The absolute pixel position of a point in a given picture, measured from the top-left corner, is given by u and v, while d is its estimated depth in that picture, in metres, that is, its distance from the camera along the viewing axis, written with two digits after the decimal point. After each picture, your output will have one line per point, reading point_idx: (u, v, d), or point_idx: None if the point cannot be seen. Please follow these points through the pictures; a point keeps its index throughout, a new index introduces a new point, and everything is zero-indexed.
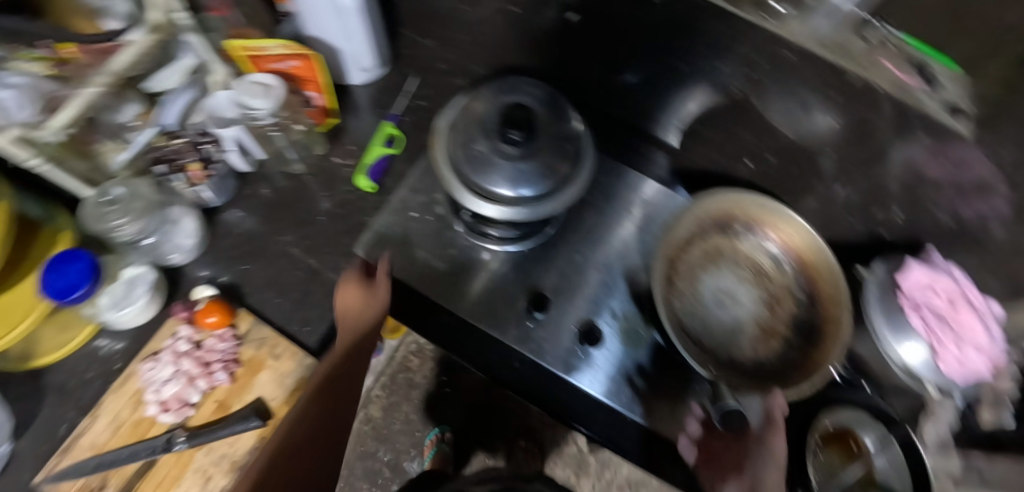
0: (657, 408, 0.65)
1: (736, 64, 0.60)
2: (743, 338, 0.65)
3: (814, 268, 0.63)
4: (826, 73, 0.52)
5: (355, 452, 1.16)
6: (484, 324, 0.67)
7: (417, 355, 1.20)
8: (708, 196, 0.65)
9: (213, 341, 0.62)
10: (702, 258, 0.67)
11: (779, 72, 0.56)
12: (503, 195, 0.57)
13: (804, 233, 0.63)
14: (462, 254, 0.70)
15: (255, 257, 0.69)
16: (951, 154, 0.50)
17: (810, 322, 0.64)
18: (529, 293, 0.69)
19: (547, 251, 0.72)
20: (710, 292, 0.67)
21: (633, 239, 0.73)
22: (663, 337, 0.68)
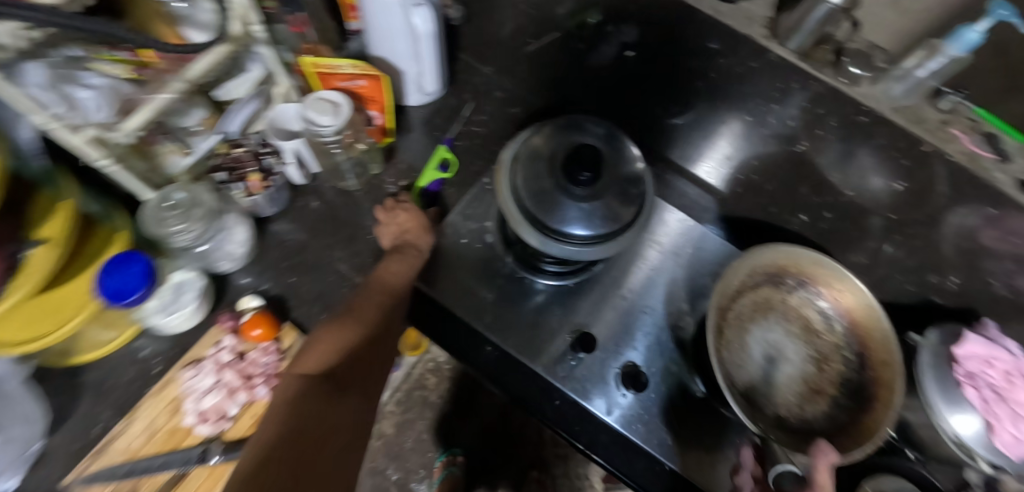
0: (699, 460, 0.63)
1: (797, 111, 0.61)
2: (788, 395, 0.64)
3: (868, 331, 0.62)
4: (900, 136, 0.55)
5: (364, 468, 1.14)
6: (525, 358, 0.66)
7: (434, 373, 1.18)
8: (765, 248, 0.63)
9: (257, 354, 0.62)
10: (751, 310, 0.66)
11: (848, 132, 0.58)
12: (568, 233, 0.58)
13: (860, 295, 0.62)
14: (509, 285, 0.69)
15: (302, 271, 0.69)
16: (1008, 224, 0.53)
17: (860, 385, 0.62)
18: (574, 331, 0.68)
19: (595, 288, 0.71)
20: (757, 345, 0.66)
21: (681, 283, 0.73)
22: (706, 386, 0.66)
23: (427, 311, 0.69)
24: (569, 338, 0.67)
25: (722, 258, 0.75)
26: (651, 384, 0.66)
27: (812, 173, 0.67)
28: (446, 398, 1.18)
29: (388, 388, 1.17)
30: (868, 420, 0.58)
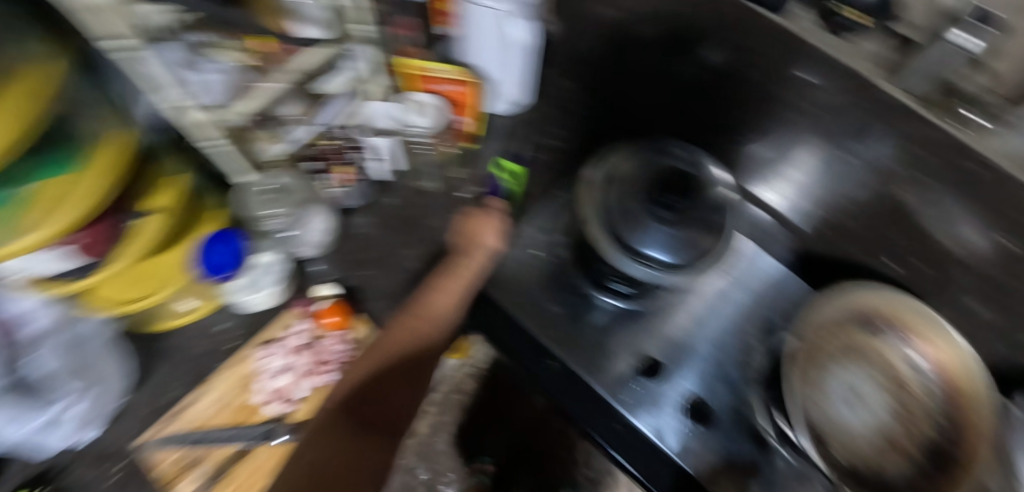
0: None
1: (898, 152, 0.58)
2: (866, 447, 0.58)
3: (963, 393, 0.59)
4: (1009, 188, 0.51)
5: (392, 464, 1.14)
6: (589, 378, 0.64)
7: None
8: (857, 288, 0.65)
9: (330, 341, 0.65)
10: (840, 350, 0.62)
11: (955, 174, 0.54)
12: (652, 257, 0.56)
13: (957, 353, 0.60)
14: (578, 302, 0.68)
15: (374, 265, 0.70)
16: None
17: (947, 451, 0.57)
18: (639, 357, 0.66)
19: (662, 315, 0.70)
20: (836, 390, 0.61)
21: (753, 317, 0.72)
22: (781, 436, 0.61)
23: (491, 319, 0.69)
24: (633, 364, 0.66)
25: (795, 300, 0.73)
26: (715, 421, 0.63)
27: (906, 222, 0.64)
28: None
29: None
30: None
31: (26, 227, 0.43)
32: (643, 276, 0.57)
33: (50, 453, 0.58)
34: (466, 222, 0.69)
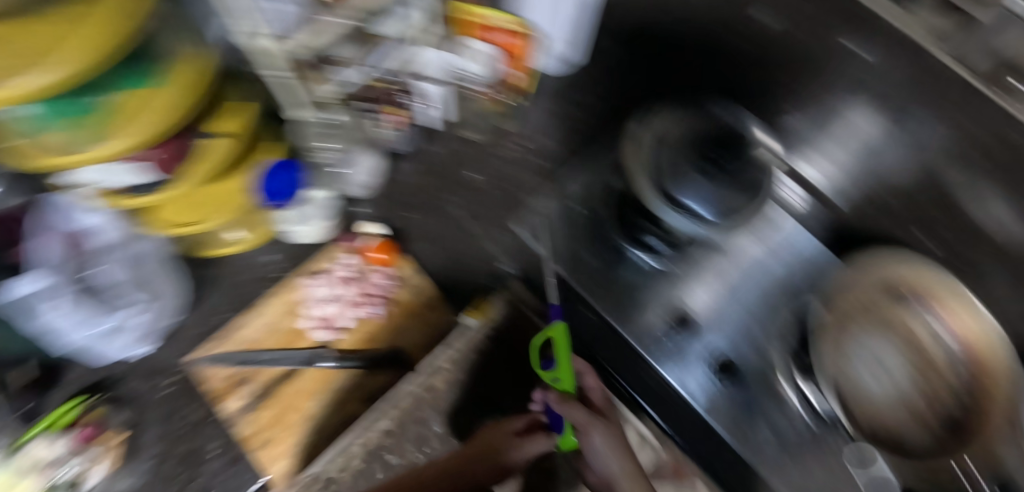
0: (783, 466, 0.64)
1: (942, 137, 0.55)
2: (888, 412, 0.61)
3: (987, 366, 0.58)
4: None
5: None
6: (619, 324, 0.67)
7: None
8: (881, 261, 0.64)
9: (376, 275, 0.71)
10: (860, 314, 0.64)
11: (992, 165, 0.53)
12: (690, 209, 0.58)
13: (983, 324, 0.59)
14: (614, 253, 0.70)
15: (420, 210, 0.74)
16: None
17: (959, 419, 0.59)
18: (671, 311, 0.69)
19: (695, 272, 0.71)
20: (860, 356, 0.63)
21: (778, 284, 0.72)
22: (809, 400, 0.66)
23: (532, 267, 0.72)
24: (669, 317, 0.68)
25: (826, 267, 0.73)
26: (741, 377, 0.67)
27: None
28: None
29: None
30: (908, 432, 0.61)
31: (109, 133, 0.46)
32: (680, 228, 0.58)
33: (108, 361, 0.65)
34: (488, 437, 0.60)
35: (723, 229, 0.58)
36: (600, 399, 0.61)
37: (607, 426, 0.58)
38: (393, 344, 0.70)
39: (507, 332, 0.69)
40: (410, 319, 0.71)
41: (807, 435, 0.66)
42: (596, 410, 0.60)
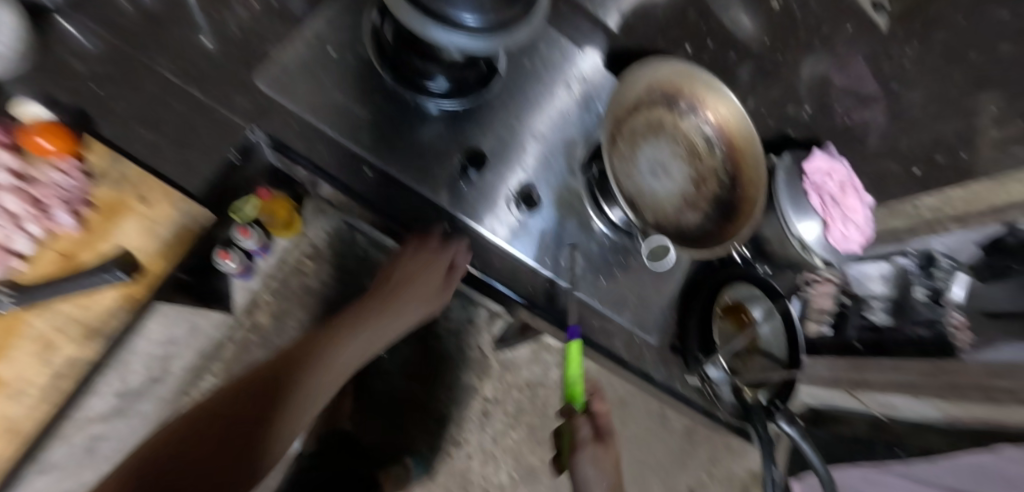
0: (596, 285, 0.67)
1: None
2: (669, 206, 0.68)
3: (739, 147, 0.68)
4: None
5: (240, 362, 1.09)
6: (412, 178, 0.59)
7: (313, 257, 1.18)
8: (660, 63, 0.65)
9: (52, 171, 0.48)
10: (644, 127, 0.68)
11: None
12: (458, 20, 0.48)
13: (735, 112, 0.67)
14: (392, 106, 0.60)
15: (112, 83, 0.51)
16: (854, 68, 0.70)
17: (730, 200, 0.69)
18: (463, 151, 0.62)
19: (489, 113, 0.65)
20: (645, 161, 0.68)
21: (571, 115, 0.70)
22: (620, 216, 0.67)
23: (284, 127, 0.56)
24: (460, 160, 0.62)
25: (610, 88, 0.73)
26: (540, 204, 0.65)
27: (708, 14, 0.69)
28: (334, 282, 1.20)
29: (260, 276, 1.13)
30: (688, 221, 0.68)
31: None
32: (451, 48, 0.49)
33: None
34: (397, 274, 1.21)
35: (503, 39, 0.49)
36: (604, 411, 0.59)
37: (604, 454, 0.55)
38: (110, 253, 0.51)
39: (325, 240, 1.19)
40: (127, 219, 0.52)
41: (615, 252, 0.69)
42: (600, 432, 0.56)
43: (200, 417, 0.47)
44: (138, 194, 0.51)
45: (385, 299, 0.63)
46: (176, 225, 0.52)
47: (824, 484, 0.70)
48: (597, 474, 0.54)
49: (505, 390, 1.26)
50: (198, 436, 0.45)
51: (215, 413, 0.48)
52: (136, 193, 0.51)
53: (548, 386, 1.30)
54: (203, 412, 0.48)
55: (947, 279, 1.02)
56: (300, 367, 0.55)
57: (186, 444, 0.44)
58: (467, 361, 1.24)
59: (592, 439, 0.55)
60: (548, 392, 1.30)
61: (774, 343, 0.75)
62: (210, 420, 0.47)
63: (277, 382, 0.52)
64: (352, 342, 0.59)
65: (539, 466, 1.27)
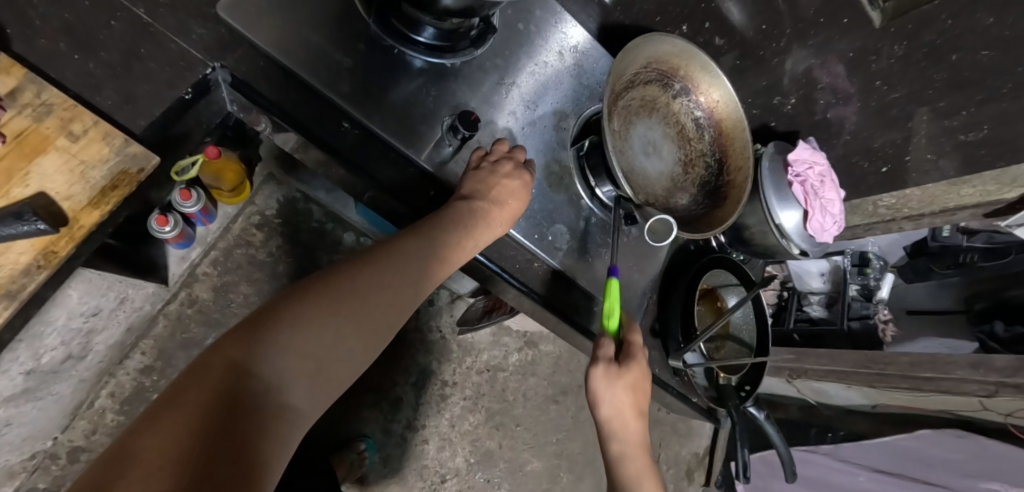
0: (583, 265, 0.64)
1: None
2: (659, 186, 0.67)
3: (727, 132, 0.68)
4: None
5: (175, 341, 0.97)
6: (396, 137, 0.54)
7: (261, 227, 1.08)
8: (661, 39, 0.63)
9: None
10: (640, 104, 0.66)
11: None
12: None
13: (728, 98, 0.67)
14: (375, 54, 0.54)
15: None
16: (839, 60, 0.72)
17: (716, 185, 0.69)
18: (453, 113, 0.57)
19: (481, 73, 0.60)
20: (639, 140, 0.66)
21: (564, 85, 0.66)
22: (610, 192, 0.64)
23: (248, 66, 0.49)
24: (449, 120, 0.56)
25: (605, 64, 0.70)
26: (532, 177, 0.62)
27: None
28: (284, 256, 1.09)
29: (199, 246, 1.01)
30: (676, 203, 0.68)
31: None
32: None
33: None
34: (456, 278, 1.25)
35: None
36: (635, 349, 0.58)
37: (623, 378, 0.56)
38: (28, 198, 0.40)
39: (277, 210, 1.10)
40: (47, 158, 0.41)
41: (602, 231, 0.66)
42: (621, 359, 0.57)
43: (214, 379, 0.31)
44: (62, 125, 0.40)
45: (467, 216, 0.52)
46: (115, 167, 0.42)
47: (786, 468, 0.74)
48: (609, 388, 0.55)
49: (464, 375, 1.22)
50: (200, 409, 0.29)
51: (241, 370, 0.33)
52: (61, 122, 0.40)
53: (509, 370, 1.28)
54: (236, 359, 0.33)
55: (878, 280, 1.26)
56: (369, 277, 0.42)
57: (216, 406, 0.30)
58: (427, 344, 1.19)
59: (611, 361, 0.56)
60: (508, 376, 1.27)
61: (746, 332, 0.77)
62: (223, 386, 0.31)
63: (353, 292, 0.40)
64: (434, 250, 0.48)
65: (498, 451, 1.24)
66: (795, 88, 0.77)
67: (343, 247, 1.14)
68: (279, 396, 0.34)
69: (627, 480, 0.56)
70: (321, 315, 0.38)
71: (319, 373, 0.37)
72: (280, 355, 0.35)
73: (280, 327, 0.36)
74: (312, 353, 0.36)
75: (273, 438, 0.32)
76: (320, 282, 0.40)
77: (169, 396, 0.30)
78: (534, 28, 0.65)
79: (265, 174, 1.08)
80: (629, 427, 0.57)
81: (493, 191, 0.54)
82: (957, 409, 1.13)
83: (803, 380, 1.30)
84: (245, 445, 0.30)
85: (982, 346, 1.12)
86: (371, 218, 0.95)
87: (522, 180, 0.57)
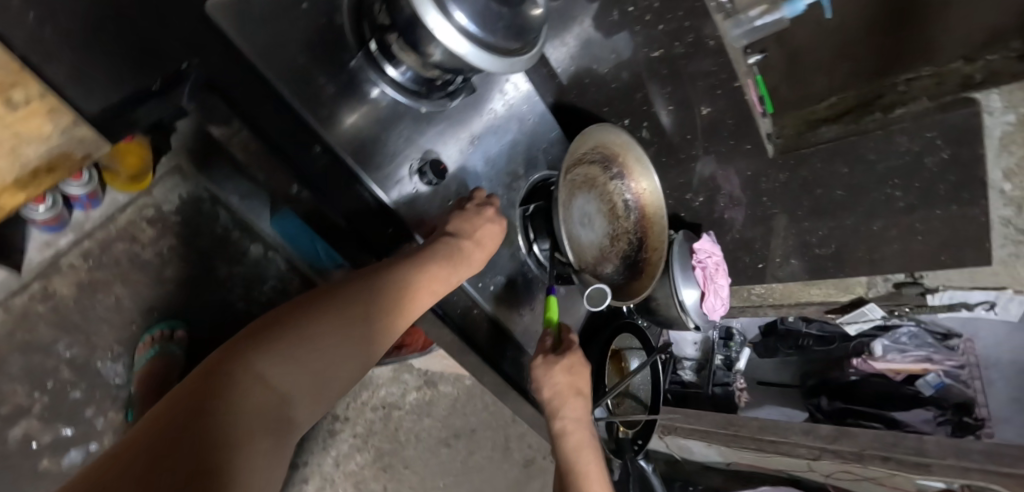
0: (514, 313, 0.69)
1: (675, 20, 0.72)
2: (591, 253, 0.71)
3: (650, 216, 0.79)
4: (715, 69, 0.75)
5: (12, 341, 0.82)
6: (358, 163, 0.54)
7: (153, 223, 0.93)
8: (608, 128, 0.74)
9: None
10: (583, 180, 0.71)
11: (675, 68, 0.79)
12: (457, 20, 0.47)
13: (652, 189, 0.79)
14: (350, 81, 0.54)
15: None
16: (729, 169, 0.90)
17: (635, 259, 0.79)
18: (420, 153, 0.60)
19: (449, 121, 0.63)
20: (580, 212, 0.70)
21: (520, 149, 0.71)
22: (545, 248, 0.70)
23: (227, 71, 0.49)
24: (417, 162, 0.59)
25: (554, 142, 0.75)
26: None
27: (642, 97, 0.84)
28: (174, 260, 0.94)
29: (71, 233, 0.88)
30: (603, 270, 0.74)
31: None
32: (439, 38, 0.47)
33: None
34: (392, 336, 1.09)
35: (507, 61, 0.51)
36: (571, 340, 0.67)
37: (563, 365, 0.64)
38: None
39: (176, 209, 0.96)
40: None
41: (535, 287, 0.71)
42: (560, 349, 0.66)
43: (233, 383, 0.35)
44: (4, 90, 0.39)
45: (456, 253, 0.55)
46: (57, 149, 0.45)
47: None
48: (547, 374, 0.63)
49: (358, 410, 1.17)
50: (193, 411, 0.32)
51: (258, 376, 0.37)
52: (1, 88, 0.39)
53: (404, 409, 1.23)
54: (234, 368, 0.36)
55: (737, 352, 1.50)
56: (370, 300, 0.46)
57: (195, 410, 0.33)
58: None
59: (547, 352, 0.65)
60: (402, 415, 1.22)
61: (644, 391, 0.86)
62: (240, 388, 0.35)
63: (348, 315, 0.44)
64: (424, 280, 0.51)
65: None
66: (701, 188, 0.95)
67: (247, 260, 1.00)
68: (284, 402, 0.38)
69: (566, 452, 0.63)
70: (324, 332, 0.42)
71: (315, 385, 0.41)
72: (290, 366, 0.39)
73: (292, 338, 0.40)
74: (313, 367, 0.41)
75: (266, 445, 0.36)
76: (327, 298, 0.44)
77: (188, 389, 0.34)
78: (495, 86, 0.67)
79: (171, 165, 0.96)
80: (569, 406, 0.64)
81: (477, 232, 0.58)
82: (790, 468, 1.34)
83: (671, 437, 1.46)
84: (253, 449, 0.34)
85: (811, 415, 1.44)
86: (289, 233, 0.89)
87: (500, 225, 0.61)
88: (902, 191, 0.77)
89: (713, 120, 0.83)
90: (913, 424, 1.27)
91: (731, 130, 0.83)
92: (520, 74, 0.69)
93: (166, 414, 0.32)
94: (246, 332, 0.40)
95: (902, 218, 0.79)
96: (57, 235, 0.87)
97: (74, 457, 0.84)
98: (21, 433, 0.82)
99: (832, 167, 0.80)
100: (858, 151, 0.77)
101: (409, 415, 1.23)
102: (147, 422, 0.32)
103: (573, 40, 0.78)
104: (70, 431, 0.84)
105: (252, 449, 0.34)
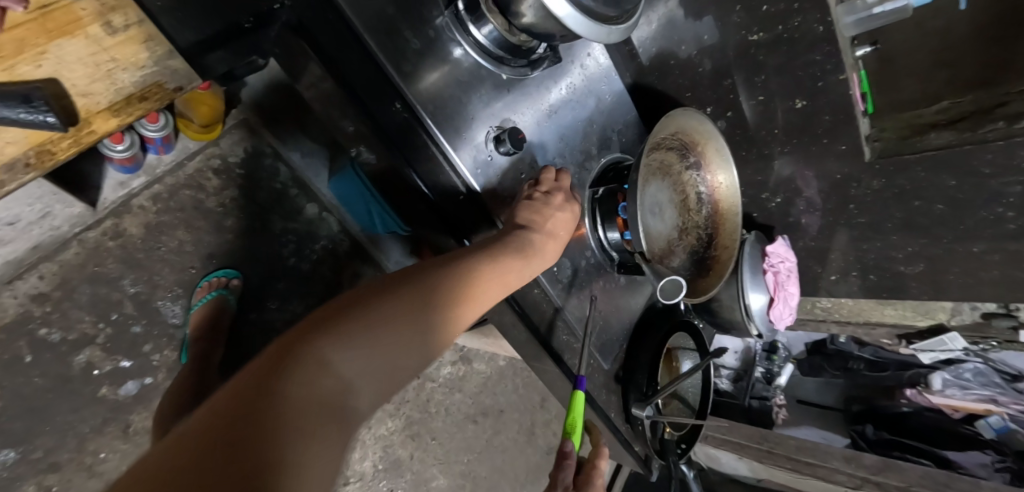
0: (572, 299, 0.66)
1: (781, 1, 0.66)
2: (660, 242, 0.67)
3: (723, 212, 0.74)
4: (813, 69, 0.71)
5: (84, 273, 0.86)
6: (435, 123, 0.53)
7: (219, 173, 0.96)
8: (694, 113, 0.68)
9: None
10: (658, 165, 0.67)
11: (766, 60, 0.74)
12: None
13: (729, 185, 0.74)
14: (434, 40, 0.54)
15: None
16: (809, 171, 0.84)
17: (703, 256, 0.74)
18: (498, 122, 0.57)
19: (528, 90, 0.60)
20: (653, 199, 0.66)
21: (595, 128, 0.67)
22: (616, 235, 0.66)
23: (315, 14, 0.46)
24: (493, 130, 0.57)
25: (630, 125, 0.71)
26: None
27: (726, 90, 0.79)
28: (234, 210, 0.96)
29: (143, 176, 0.91)
30: (669, 263, 0.70)
31: None
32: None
33: None
34: None
35: (603, 29, 0.46)
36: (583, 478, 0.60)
37: None
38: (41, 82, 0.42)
39: (240, 161, 0.97)
40: (71, 41, 0.43)
41: (595, 273, 0.69)
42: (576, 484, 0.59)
43: (307, 365, 0.33)
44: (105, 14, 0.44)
45: (527, 245, 0.53)
46: (150, 78, 0.46)
47: None
48: None
49: None
50: (265, 389, 0.31)
51: (332, 361, 0.34)
52: (101, 12, 0.44)
53: (437, 381, 1.23)
54: (306, 347, 0.34)
55: (779, 366, 1.42)
56: (442, 288, 0.43)
57: (262, 388, 0.31)
58: None
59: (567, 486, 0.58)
60: (435, 387, 1.23)
61: (693, 394, 0.83)
62: (310, 373, 0.33)
63: (420, 301, 0.42)
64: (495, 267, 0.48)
65: (407, 462, 1.18)
66: (780, 189, 0.89)
67: (301, 218, 1.01)
68: (357, 393, 0.35)
69: None
70: (399, 320, 0.39)
71: (390, 378, 0.38)
72: (364, 354, 0.36)
73: (366, 324, 0.37)
74: (387, 356, 0.38)
75: (335, 432, 0.33)
76: (400, 285, 0.42)
77: (255, 374, 0.32)
78: (574, 61, 0.65)
79: (240, 118, 0.97)
80: None
81: (547, 223, 0.56)
82: None
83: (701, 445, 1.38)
84: (326, 439, 0.31)
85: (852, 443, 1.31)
86: (342, 193, 0.87)
87: (570, 213, 0.58)
88: (1016, 212, 0.69)
89: (808, 116, 0.77)
90: (966, 465, 1.16)
91: (822, 132, 0.77)
92: (598, 44, 0.66)
93: (237, 394, 0.30)
94: (320, 316, 0.38)
95: (1009, 242, 0.73)
96: (130, 176, 0.90)
97: (131, 389, 0.88)
98: (85, 361, 0.85)
99: (939, 179, 0.72)
100: (970, 164, 0.68)
101: (443, 387, 1.24)
102: (207, 410, 0.30)
103: (657, 17, 0.73)
104: (128, 363, 0.88)
105: (322, 442, 0.31)
